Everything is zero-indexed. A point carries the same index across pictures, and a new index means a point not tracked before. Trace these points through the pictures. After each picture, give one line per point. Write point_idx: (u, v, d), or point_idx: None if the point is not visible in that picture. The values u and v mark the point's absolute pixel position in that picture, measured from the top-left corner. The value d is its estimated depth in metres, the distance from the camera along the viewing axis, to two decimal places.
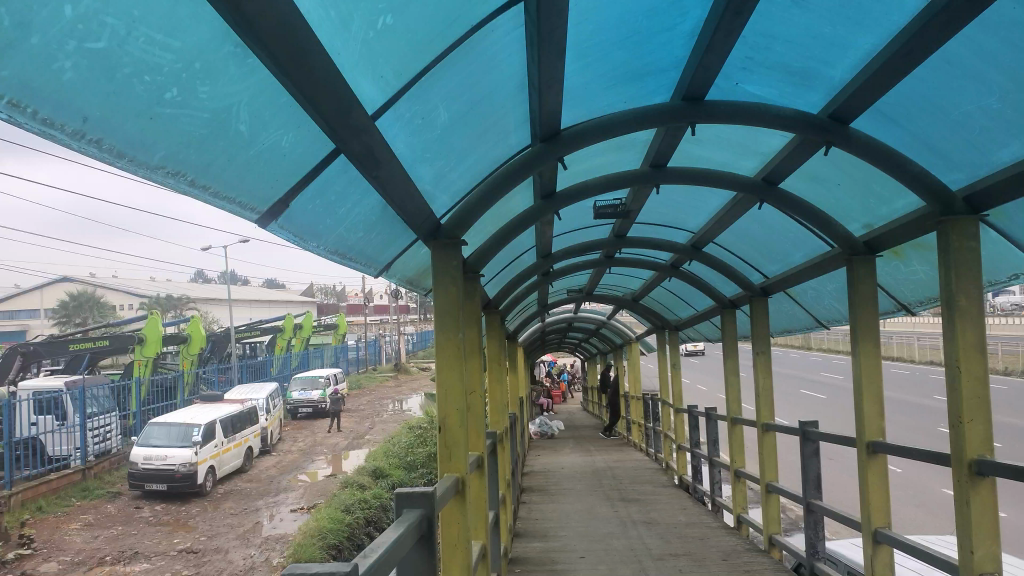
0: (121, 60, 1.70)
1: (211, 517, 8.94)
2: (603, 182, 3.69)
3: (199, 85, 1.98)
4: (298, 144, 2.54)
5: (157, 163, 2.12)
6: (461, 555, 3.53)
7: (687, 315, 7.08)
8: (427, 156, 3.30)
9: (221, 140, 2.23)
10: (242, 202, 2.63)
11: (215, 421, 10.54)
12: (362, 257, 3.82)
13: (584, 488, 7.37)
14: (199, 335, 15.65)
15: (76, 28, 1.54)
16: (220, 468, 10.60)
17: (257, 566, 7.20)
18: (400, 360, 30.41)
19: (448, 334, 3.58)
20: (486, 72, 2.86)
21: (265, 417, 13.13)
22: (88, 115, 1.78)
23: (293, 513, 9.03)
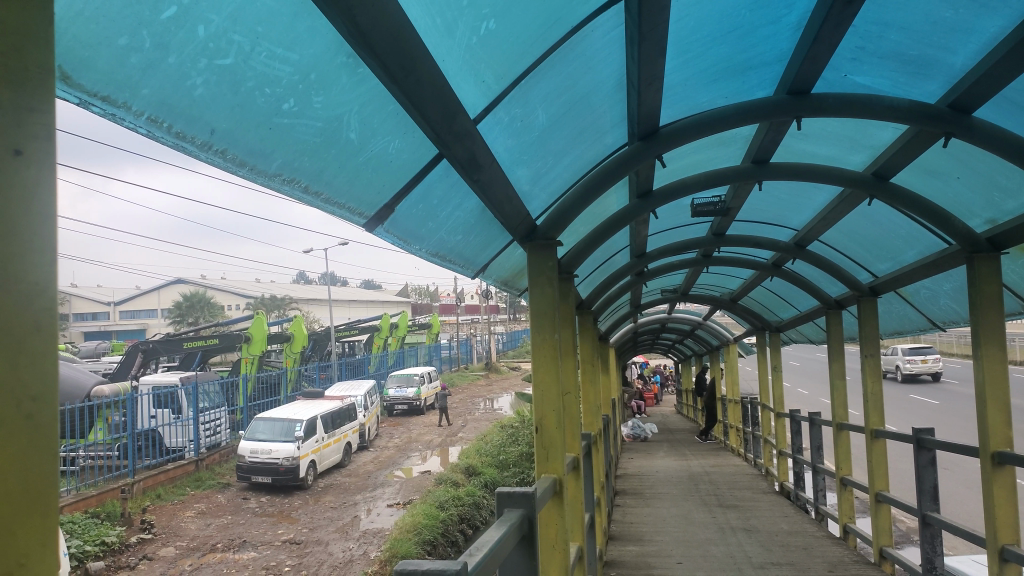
0: (245, 75, 1.82)
1: (313, 510, 9.25)
2: (703, 180, 3.59)
3: (313, 96, 2.07)
4: (404, 152, 2.61)
5: (275, 171, 2.25)
6: (559, 556, 3.54)
7: (789, 316, 6.83)
8: (525, 158, 3.32)
9: (333, 148, 2.33)
10: (351, 207, 2.74)
11: (316, 417, 10.92)
12: (460, 259, 3.88)
13: (680, 492, 7.24)
14: (301, 333, 16.19)
15: (208, 47, 1.66)
16: (320, 462, 10.95)
17: (356, 560, 7.38)
18: (492, 360, 30.70)
19: (544, 334, 3.60)
20: (584, 73, 2.84)
21: (364, 414, 13.48)
22: (216, 128, 1.92)
23: (390, 508, 9.24)
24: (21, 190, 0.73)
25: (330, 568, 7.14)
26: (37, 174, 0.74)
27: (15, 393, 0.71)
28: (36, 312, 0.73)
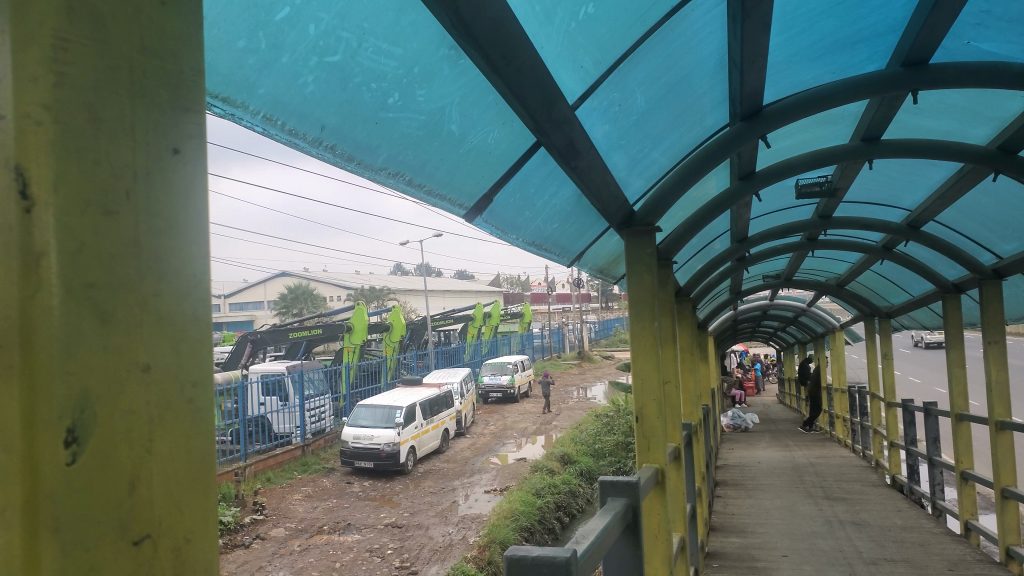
0: (352, 71, 1.87)
1: (413, 495, 9.49)
2: (809, 160, 3.44)
3: (416, 89, 2.10)
4: (504, 143, 2.61)
5: (380, 164, 2.32)
6: (662, 546, 3.50)
7: (901, 301, 6.50)
8: (622, 143, 3.27)
9: (435, 141, 2.37)
10: (451, 198, 2.78)
11: (415, 404, 11.19)
12: (556, 247, 3.88)
13: (783, 484, 7.03)
14: (399, 323, 16.46)
15: (319, 45, 1.71)
16: (420, 449, 11.20)
17: (455, 544, 7.51)
18: (586, 349, 30.60)
19: (643, 323, 3.57)
20: (685, 53, 2.76)
21: (460, 401, 13.68)
22: (326, 123, 2.00)
23: (487, 495, 9.37)
24: (179, 186, 0.77)
25: (431, 552, 7.29)
26: (191, 170, 0.79)
27: (179, 378, 0.75)
28: (193, 301, 0.77)
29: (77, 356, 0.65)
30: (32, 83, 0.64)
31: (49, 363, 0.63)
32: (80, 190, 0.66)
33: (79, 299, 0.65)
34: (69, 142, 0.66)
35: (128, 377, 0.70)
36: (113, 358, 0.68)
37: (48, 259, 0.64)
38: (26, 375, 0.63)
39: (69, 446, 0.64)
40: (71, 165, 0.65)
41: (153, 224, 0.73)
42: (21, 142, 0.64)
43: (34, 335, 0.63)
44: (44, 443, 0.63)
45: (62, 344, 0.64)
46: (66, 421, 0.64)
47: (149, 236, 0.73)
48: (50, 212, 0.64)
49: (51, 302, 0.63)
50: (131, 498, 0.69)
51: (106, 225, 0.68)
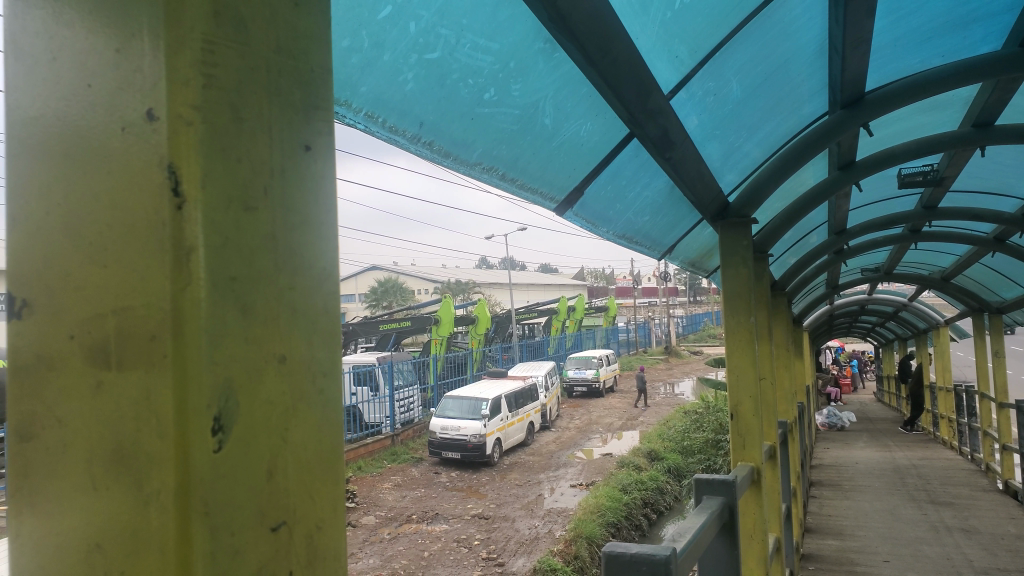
0: (451, 68, 1.88)
1: (499, 487, 9.56)
2: (916, 147, 3.24)
3: (511, 84, 2.09)
4: (597, 136, 2.56)
5: (474, 160, 2.34)
6: (757, 548, 3.41)
7: (1014, 295, 6.12)
8: (716, 133, 3.19)
9: (529, 134, 2.37)
10: (543, 191, 2.78)
11: (501, 396, 11.27)
12: (647, 241, 3.82)
13: (883, 486, 6.74)
14: (485, 316, 16.62)
15: (418, 43, 1.73)
16: (506, 441, 11.27)
17: (542, 537, 7.53)
18: (672, 344, 30.08)
19: (738, 319, 3.50)
20: (783, 42, 2.62)
21: (546, 394, 13.67)
22: (424, 120, 2.03)
23: (573, 489, 9.35)
24: (311, 181, 0.79)
25: (517, 544, 7.34)
26: (322, 167, 0.81)
27: (312, 369, 0.78)
28: (323, 294, 0.79)
29: (223, 347, 0.67)
30: (184, 85, 0.67)
31: (198, 353, 0.66)
32: (225, 188, 0.68)
33: (224, 293, 0.68)
34: (218, 140, 0.68)
35: (266, 368, 0.72)
36: (253, 349, 0.71)
37: (197, 253, 0.66)
38: (177, 364, 0.66)
39: (216, 434, 0.66)
40: (218, 163, 0.68)
41: (288, 221, 0.76)
42: (173, 142, 0.67)
43: (183, 324, 0.66)
44: (193, 430, 0.65)
45: (209, 335, 0.66)
46: (212, 410, 0.66)
47: (284, 231, 0.75)
48: (198, 208, 0.66)
49: (199, 295, 0.66)
50: (269, 485, 0.72)
51: (247, 220, 0.70)
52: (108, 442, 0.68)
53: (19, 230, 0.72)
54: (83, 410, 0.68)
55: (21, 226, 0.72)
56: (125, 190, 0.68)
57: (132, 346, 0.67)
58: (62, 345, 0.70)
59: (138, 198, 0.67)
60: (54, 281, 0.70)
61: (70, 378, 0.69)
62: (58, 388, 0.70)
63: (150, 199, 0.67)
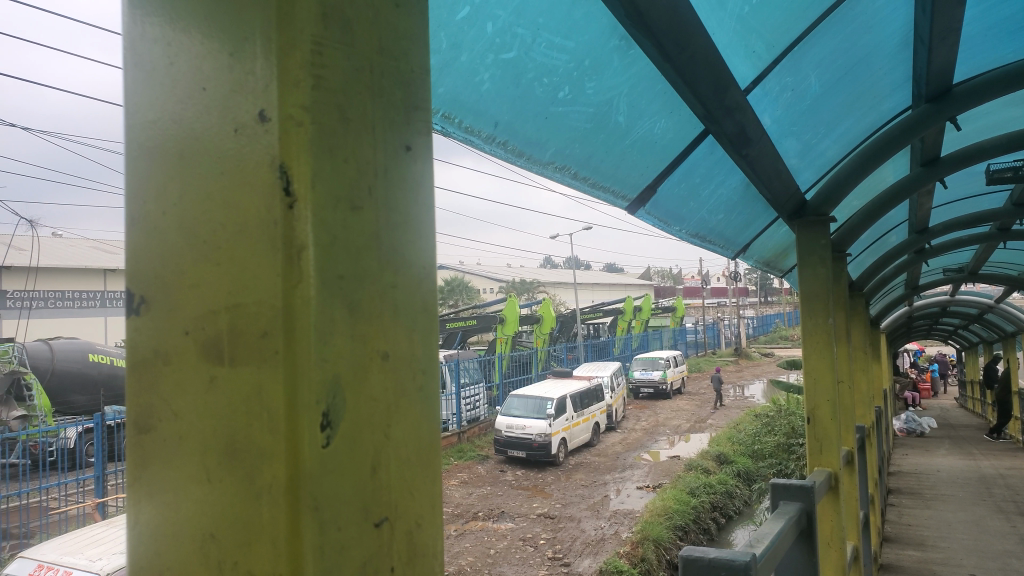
0: (526, 67, 1.88)
1: (565, 487, 9.52)
2: (1009, 141, 3.05)
3: (585, 82, 2.06)
4: (672, 133, 2.51)
5: (547, 159, 2.35)
6: (835, 556, 3.30)
7: None
8: (793, 129, 3.10)
9: (603, 133, 2.34)
10: (615, 190, 2.76)
11: (566, 396, 11.20)
12: (720, 240, 3.75)
13: (967, 496, 6.46)
14: (549, 316, 16.62)
15: (495, 42, 1.73)
16: (571, 441, 11.21)
17: (608, 539, 7.47)
18: (741, 345, 29.42)
19: (816, 321, 3.40)
20: (865, 35, 2.52)
21: (612, 395, 13.55)
22: (499, 121, 2.05)
23: (639, 491, 9.25)
24: (410, 180, 0.80)
25: (583, 545, 7.31)
26: (420, 167, 0.82)
27: (411, 366, 0.79)
28: (421, 291, 0.80)
29: (330, 344, 0.68)
30: (294, 86, 0.68)
31: (309, 350, 0.67)
32: (333, 188, 0.69)
33: (332, 291, 0.68)
34: (326, 141, 0.69)
35: (370, 364, 0.73)
36: (358, 346, 0.72)
37: (308, 253, 0.67)
38: (289, 360, 0.67)
39: (325, 430, 0.67)
40: (327, 163, 0.69)
41: (390, 219, 0.77)
42: (284, 144, 0.68)
43: (295, 322, 0.67)
44: (304, 427, 0.66)
45: (317, 333, 0.67)
46: (321, 407, 0.67)
47: (387, 231, 0.76)
48: (308, 208, 0.68)
49: (309, 294, 0.67)
50: (373, 481, 0.72)
51: (353, 218, 0.71)
52: (221, 437, 0.70)
53: (139, 231, 0.75)
54: (198, 403, 0.71)
55: (139, 225, 0.76)
56: (239, 191, 0.70)
57: (244, 342, 0.69)
58: (178, 340, 0.72)
59: (252, 199, 0.69)
60: (171, 278, 0.73)
61: (184, 373, 0.72)
62: (174, 382, 0.72)
63: (264, 199, 0.68)
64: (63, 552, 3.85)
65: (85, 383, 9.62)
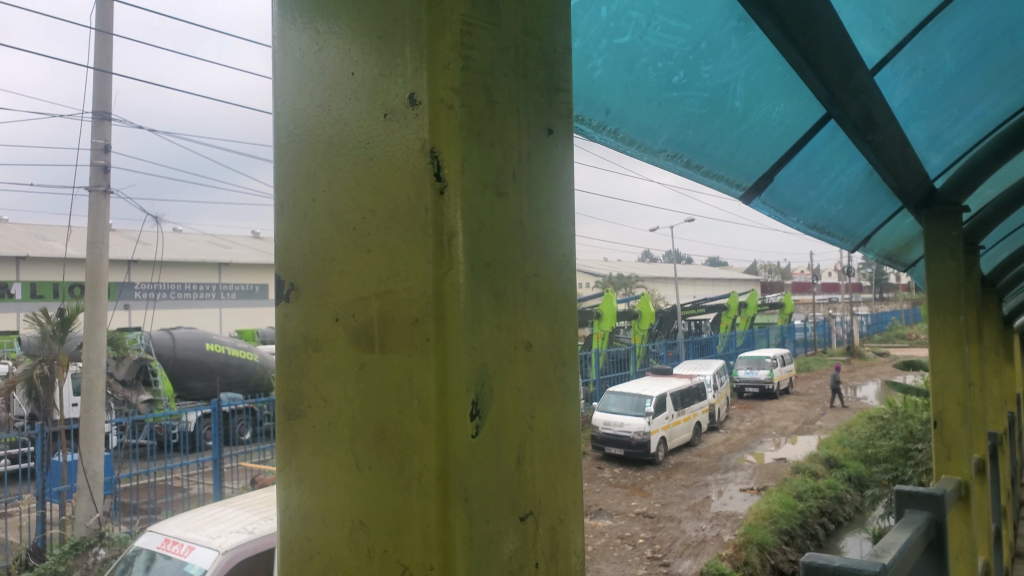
0: (640, 52, 1.81)
1: (664, 486, 9.33)
2: None
3: (701, 65, 1.97)
4: (792, 118, 2.37)
5: (660, 146, 2.27)
6: (966, 571, 3.08)
7: None
8: (922, 113, 2.89)
9: (717, 118, 2.24)
10: (729, 178, 2.64)
11: (666, 394, 10.93)
12: (839, 231, 3.56)
13: None
14: (649, 312, 16.30)
15: (608, 26, 1.68)
16: (671, 440, 10.98)
17: (709, 540, 7.28)
18: (853, 344, 27.99)
19: (945, 319, 3.19)
20: (1007, 7, 2.31)
21: (714, 394, 13.17)
22: (611, 108, 1.99)
23: (743, 493, 8.97)
24: (553, 165, 0.77)
25: (684, 546, 7.15)
26: (562, 152, 0.79)
27: (554, 357, 0.76)
28: (564, 280, 0.78)
29: (479, 332, 0.66)
30: (445, 68, 0.66)
31: (459, 340, 0.65)
32: (482, 171, 0.68)
33: (480, 279, 0.67)
34: (475, 125, 0.67)
35: (516, 354, 0.71)
36: (504, 335, 0.69)
37: (457, 239, 0.65)
38: (438, 350, 0.66)
39: (474, 419, 0.65)
40: (476, 148, 0.67)
41: (534, 205, 0.74)
42: (434, 126, 0.66)
43: (446, 310, 0.65)
44: (454, 416, 0.65)
45: (467, 318, 0.65)
46: (471, 395, 0.65)
47: (531, 217, 0.73)
48: (459, 195, 0.66)
49: (459, 280, 0.65)
50: (520, 475, 0.70)
51: (499, 205, 0.69)
52: (370, 425, 0.70)
53: (291, 221, 0.77)
54: (347, 390, 0.72)
55: (290, 214, 0.77)
56: (387, 177, 0.69)
57: (395, 329, 0.68)
58: (329, 326, 0.73)
59: (401, 184, 0.68)
60: (321, 266, 0.74)
61: (336, 359, 0.73)
62: (325, 367, 0.73)
63: (415, 184, 0.67)
64: (186, 528, 4.05)
65: (202, 370, 10.12)
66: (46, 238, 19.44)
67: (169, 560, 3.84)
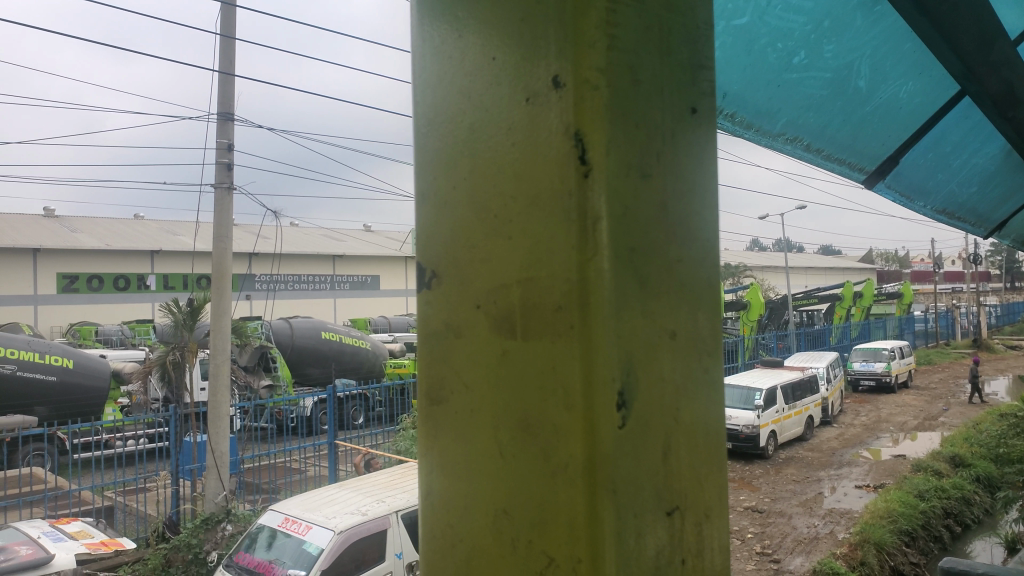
0: (759, 34, 1.74)
1: (774, 481, 9.05)
2: None
3: (823, 45, 1.86)
4: (922, 98, 2.21)
5: (778, 130, 2.18)
6: None
7: None
8: None
9: (840, 100, 2.11)
10: (851, 163, 2.50)
11: (777, 387, 10.57)
12: (972, 215, 3.32)
13: None
14: (758, 302, 15.78)
15: (728, 6, 1.62)
16: (781, 434, 10.62)
17: (822, 538, 6.99)
18: (982, 336, 26.16)
19: None
20: None
21: (827, 387, 12.63)
22: (728, 91, 1.93)
23: (858, 490, 8.58)
24: (697, 149, 0.75)
25: (794, 542, 6.91)
26: (706, 133, 0.77)
27: (697, 347, 0.74)
28: (707, 269, 0.76)
29: (626, 321, 0.66)
30: (592, 47, 0.66)
31: (604, 326, 0.64)
32: (627, 155, 0.67)
33: (625, 265, 0.66)
34: (621, 106, 0.67)
35: (661, 343, 0.70)
36: (649, 324, 0.68)
37: (602, 224, 0.65)
38: (584, 338, 0.65)
39: (621, 409, 0.65)
40: (622, 130, 0.66)
41: (678, 188, 0.72)
42: (579, 108, 0.66)
43: (591, 295, 0.65)
44: (601, 406, 0.64)
45: (613, 306, 0.65)
46: (618, 386, 0.65)
47: (674, 201, 0.72)
48: (603, 178, 0.65)
49: (603, 267, 0.64)
50: (665, 468, 0.69)
51: (643, 188, 0.68)
52: (514, 412, 0.70)
53: (434, 210, 0.79)
54: (489, 376, 0.73)
55: (433, 203, 0.79)
56: (528, 163, 0.70)
57: (537, 317, 0.69)
58: (471, 315, 0.75)
59: (543, 168, 0.69)
60: (462, 256, 0.76)
61: (478, 346, 0.74)
62: (466, 354, 0.75)
63: (559, 170, 0.67)
64: (304, 508, 4.23)
65: (318, 357, 10.54)
66: (175, 232, 20.72)
67: (289, 538, 4.02)
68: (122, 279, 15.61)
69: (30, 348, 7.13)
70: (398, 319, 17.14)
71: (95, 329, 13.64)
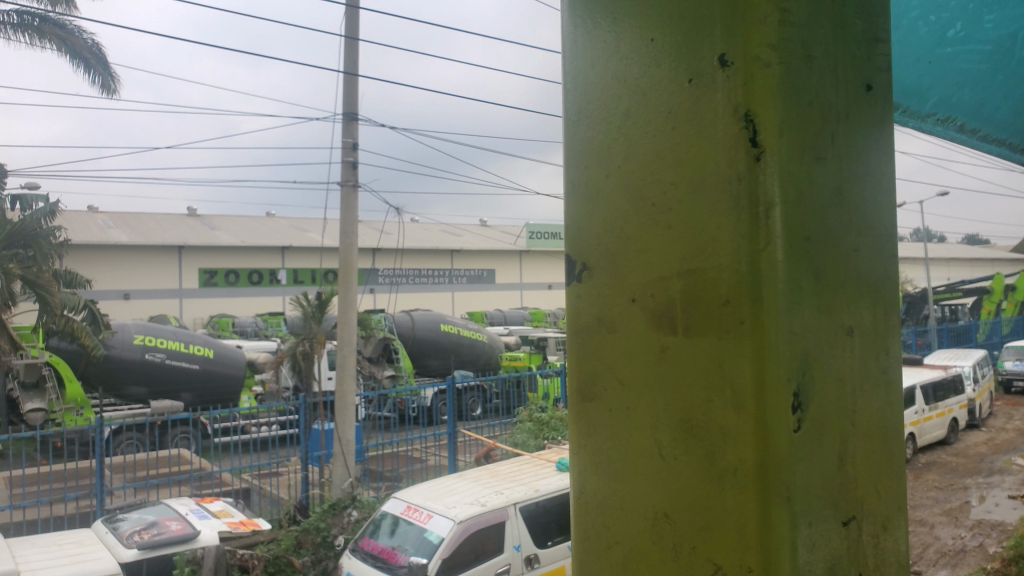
0: (909, 6, 1.58)
1: (914, 487, 8.47)
2: None
3: (984, 14, 1.63)
4: None
5: (929, 111, 2.01)
6: None
7: None
8: None
9: (1000, 76, 1.87)
10: (1010, 143, 2.23)
11: (916, 386, 9.88)
12: None
13: None
14: None
15: None
16: (921, 437, 9.93)
17: (970, 551, 6.48)
18: None
19: None
20: None
21: (973, 388, 11.70)
22: None
23: (1012, 501, 7.88)
24: (875, 126, 0.68)
25: (938, 554, 6.44)
26: (883, 111, 0.69)
27: (877, 344, 0.67)
28: (886, 257, 0.68)
29: (802, 316, 0.60)
30: (763, 23, 0.61)
31: (779, 324, 0.59)
32: (800, 134, 0.61)
33: (799, 253, 0.60)
34: (792, 82, 0.61)
35: (839, 341, 0.63)
36: (826, 320, 0.62)
37: (775, 210, 0.60)
38: (756, 332, 0.60)
39: (796, 412, 0.59)
40: (794, 109, 0.61)
41: (854, 169, 0.66)
42: (749, 86, 0.61)
43: (763, 284, 0.59)
44: (774, 407, 0.59)
45: (787, 298, 0.59)
46: (792, 386, 0.59)
47: (852, 183, 0.65)
48: (777, 161, 0.60)
49: (777, 256, 0.59)
50: (841, 476, 0.63)
51: (818, 169, 0.62)
52: (675, 410, 0.66)
53: (585, 201, 0.75)
54: (647, 372, 0.68)
55: (583, 193, 0.76)
56: (691, 145, 0.65)
57: (702, 309, 0.63)
58: (626, 309, 0.70)
59: (708, 151, 0.64)
60: (617, 245, 0.71)
61: (635, 341, 0.69)
62: (621, 349, 0.71)
63: (727, 151, 0.62)
64: (426, 497, 4.30)
65: (438, 348, 10.76)
66: (304, 229, 21.73)
67: (412, 526, 4.10)
68: (256, 274, 16.53)
69: (177, 338, 7.61)
70: (516, 313, 17.26)
71: (233, 321, 14.51)
